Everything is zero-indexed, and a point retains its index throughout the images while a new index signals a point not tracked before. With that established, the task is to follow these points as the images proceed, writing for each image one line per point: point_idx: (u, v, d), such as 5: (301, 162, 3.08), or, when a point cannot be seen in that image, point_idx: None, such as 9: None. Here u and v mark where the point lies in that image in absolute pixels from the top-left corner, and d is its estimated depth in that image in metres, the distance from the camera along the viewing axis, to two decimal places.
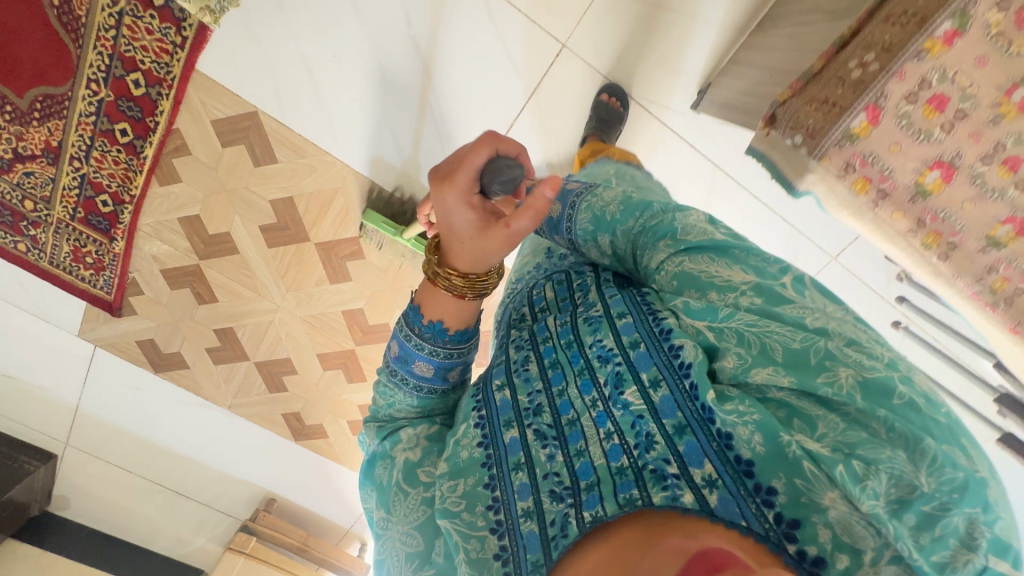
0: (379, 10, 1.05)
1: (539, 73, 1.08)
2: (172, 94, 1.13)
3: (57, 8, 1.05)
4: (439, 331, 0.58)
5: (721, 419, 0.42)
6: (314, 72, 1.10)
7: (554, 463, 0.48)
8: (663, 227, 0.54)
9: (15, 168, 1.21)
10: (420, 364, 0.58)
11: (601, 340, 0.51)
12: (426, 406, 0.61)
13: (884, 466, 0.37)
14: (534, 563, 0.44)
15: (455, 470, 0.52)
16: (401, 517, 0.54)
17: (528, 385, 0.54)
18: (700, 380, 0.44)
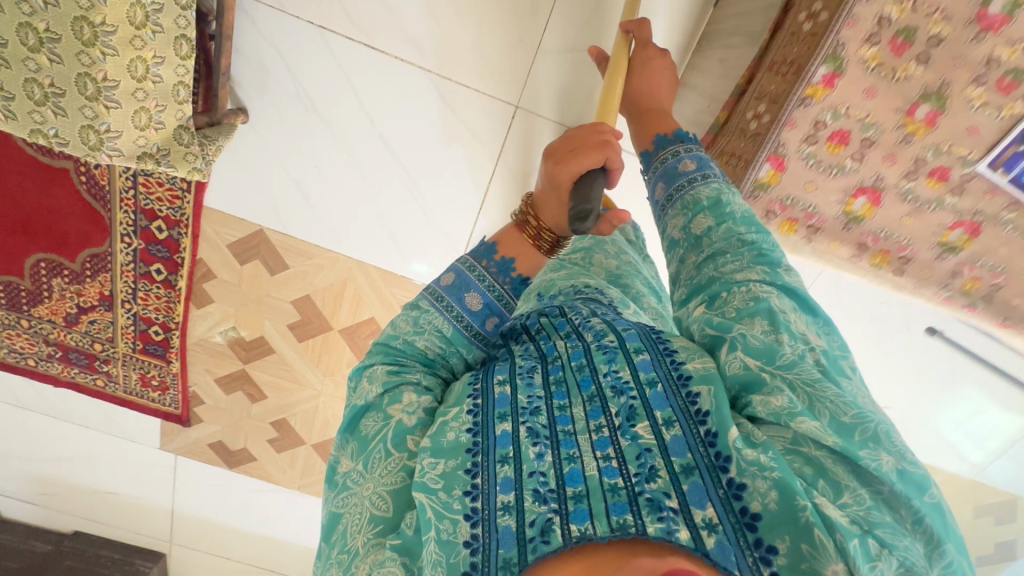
0: (344, 119, 1.13)
1: (501, 136, 1.14)
2: (188, 231, 1.25)
3: (86, 184, 1.22)
4: (506, 267, 0.69)
5: (738, 470, 0.47)
6: (302, 184, 1.20)
7: (542, 462, 0.50)
8: (773, 257, 0.64)
9: (83, 319, 1.40)
10: (474, 295, 0.66)
11: (616, 370, 0.56)
12: (455, 341, 0.66)
13: (899, 553, 0.45)
14: (504, 561, 0.45)
15: (436, 449, 0.53)
16: (378, 475, 0.55)
17: (529, 388, 0.56)
18: (722, 428, 0.49)
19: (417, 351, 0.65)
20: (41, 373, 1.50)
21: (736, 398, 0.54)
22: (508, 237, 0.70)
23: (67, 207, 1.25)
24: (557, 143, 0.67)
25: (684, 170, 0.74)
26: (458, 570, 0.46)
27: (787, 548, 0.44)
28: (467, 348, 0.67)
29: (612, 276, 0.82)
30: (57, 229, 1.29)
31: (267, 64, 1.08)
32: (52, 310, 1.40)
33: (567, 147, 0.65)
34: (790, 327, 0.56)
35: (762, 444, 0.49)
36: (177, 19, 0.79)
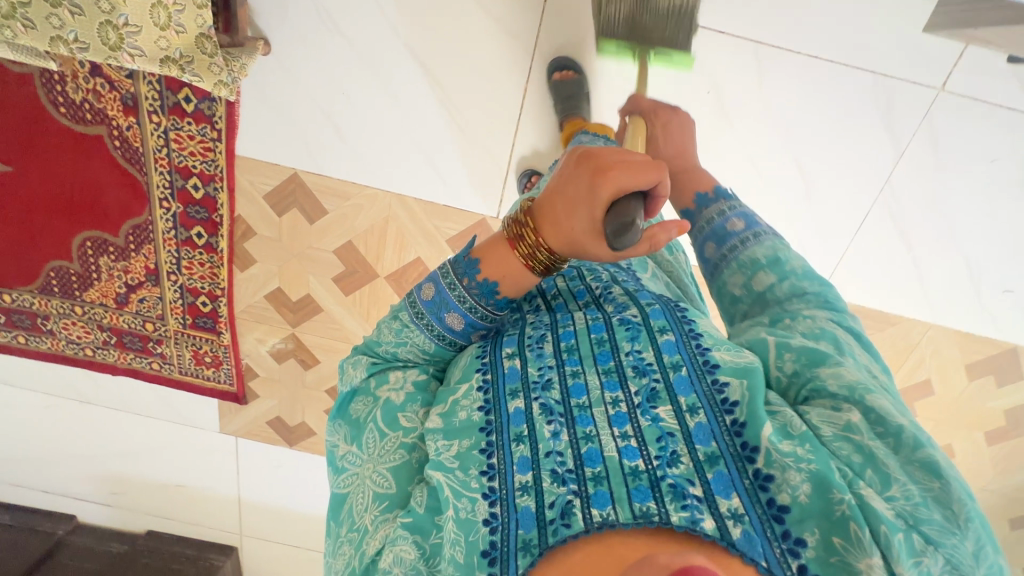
0: (365, 31, 1.07)
1: (534, 27, 1.07)
2: (224, 185, 1.21)
3: (120, 149, 1.21)
4: (489, 291, 0.59)
5: (768, 459, 0.46)
6: (331, 113, 1.14)
7: (557, 441, 0.49)
8: (838, 302, 0.62)
9: (132, 298, 1.39)
10: (453, 316, 0.60)
11: (639, 350, 0.54)
12: (437, 354, 0.63)
13: (946, 550, 0.43)
14: (524, 542, 0.45)
15: (449, 431, 0.53)
16: (377, 455, 0.56)
17: (539, 359, 0.56)
18: (751, 418, 0.48)
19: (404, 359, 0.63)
20: (99, 362, 1.50)
21: (788, 389, 0.53)
22: (496, 249, 0.58)
23: (105, 178, 1.24)
24: (595, 149, 0.53)
25: (733, 230, 0.70)
26: (476, 548, 0.46)
27: (818, 541, 0.42)
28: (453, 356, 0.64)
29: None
30: (98, 203, 1.27)
31: None
32: (102, 293, 1.39)
33: (610, 156, 0.51)
34: (854, 354, 0.55)
35: (804, 435, 0.47)
36: None
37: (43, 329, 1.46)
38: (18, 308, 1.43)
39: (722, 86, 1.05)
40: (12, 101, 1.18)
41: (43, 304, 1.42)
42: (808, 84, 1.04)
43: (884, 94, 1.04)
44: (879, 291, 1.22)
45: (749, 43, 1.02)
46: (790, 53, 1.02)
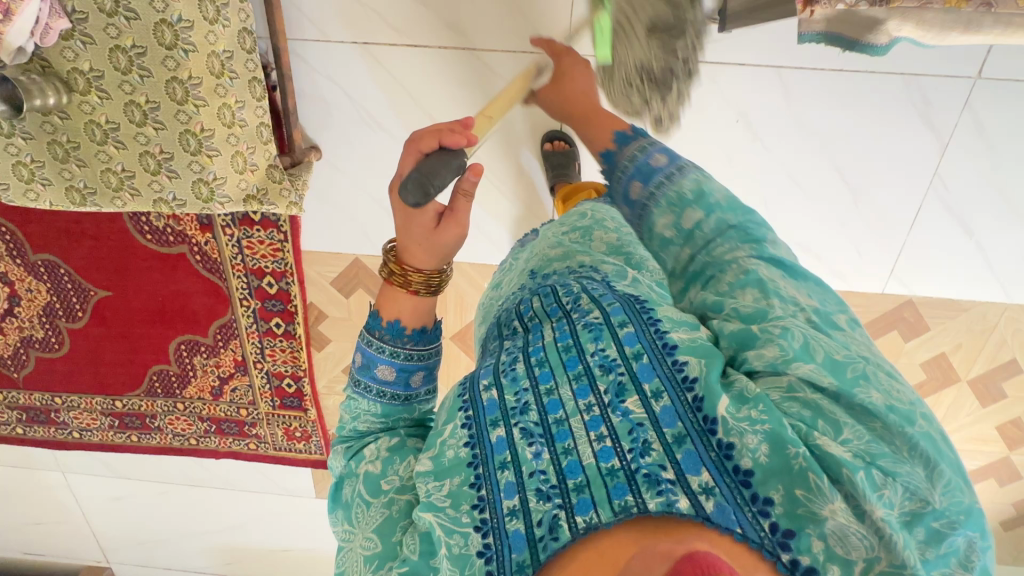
0: (402, 122, 1.15)
1: None
2: (294, 278, 1.31)
3: (201, 262, 1.33)
4: (398, 331, 0.61)
5: (725, 428, 0.46)
6: (382, 200, 1.23)
7: (540, 461, 0.49)
8: (762, 235, 0.60)
9: (225, 389, 1.51)
10: (382, 368, 0.60)
11: (603, 349, 0.53)
12: (389, 414, 0.61)
13: (902, 479, 0.44)
14: (519, 563, 0.46)
15: (438, 471, 0.53)
16: (364, 525, 0.56)
17: (514, 384, 0.54)
18: (709, 392, 0.48)
19: (363, 430, 0.62)
20: (203, 449, 1.62)
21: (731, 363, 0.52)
22: (389, 299, 0.62)
23: (191, 288, 1.37)
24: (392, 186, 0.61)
25: (657, 166, 0.67)
26: None
27: (783, 496, 0.44)
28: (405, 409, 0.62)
29: (611, 245, 0.76)
30: (188, 310, 1.41)
31: (326, 96, 1.13)
32: (199, 388, 1.52)
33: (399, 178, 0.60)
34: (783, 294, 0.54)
35: (757, 398, 0.47)
36: (248, 64, 0.83)
37: (151, 426, 1.60)
38: (129, 411, 1.57)
39: (750, 113, 1.08)
40: (105, 235, 1.33)
41: (149, 405, 1.56)
42: (836, 95, 1.05)
43: (918, 91, 1.03)
44: (942, 279, 1.21)
45: (771, 69, 1.04)
46: (815, 70, 1.03)
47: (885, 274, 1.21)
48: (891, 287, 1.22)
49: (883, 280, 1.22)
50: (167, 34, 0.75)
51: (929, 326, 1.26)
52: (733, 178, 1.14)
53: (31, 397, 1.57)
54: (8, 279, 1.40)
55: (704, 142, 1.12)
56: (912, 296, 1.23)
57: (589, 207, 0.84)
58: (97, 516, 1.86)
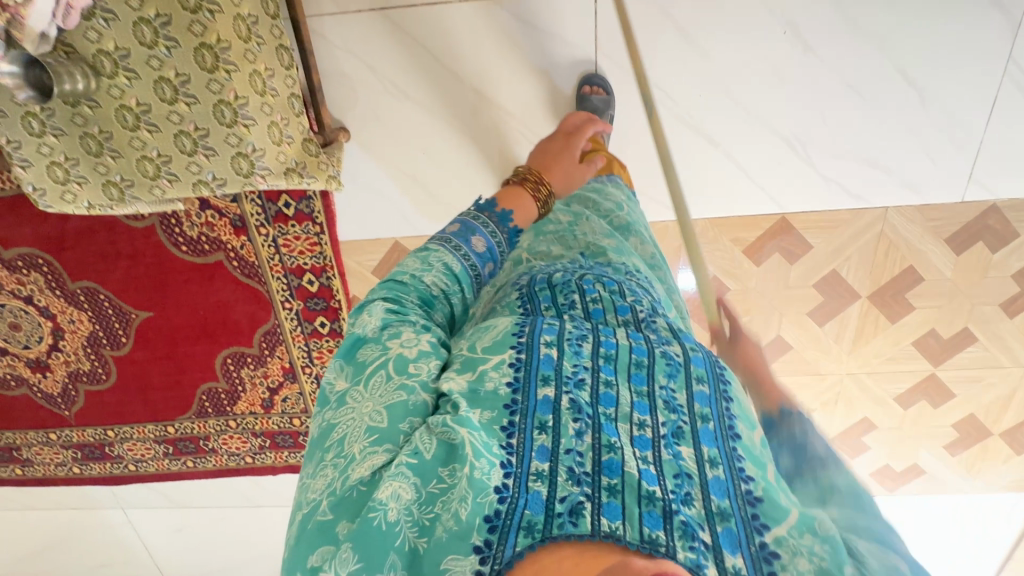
0: (429, 89, 1.11)
1: (590, 29, 1.05)
2: (335, 272, 1.27)
3: (239, 267, 1.30)
4: (503, 219, 0.67)
5: (777, 537, 0.42)
6: (417, 176, 1.19)
7: (581, 441, 0.45)
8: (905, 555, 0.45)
9: (276, 400, 1.46)
10: (478, 240, 0.64)
11: (671, 388, 0.50)
12: (461, 277, 0.61)
13: None
14: (528, 523, 0.40)
15: (473, 398, 0.48)
16: (377, 395, 0.48)
17: (575, 356, 0.51)
18: (769, 496, 0.44)
19: (423, 287, 0.58)
20: (260, 466, 1.55)
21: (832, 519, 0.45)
22: (513, 193, 0.71)
23: (232, 296, 1.34)
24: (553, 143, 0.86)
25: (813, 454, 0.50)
26: (481, 510, 0.41)
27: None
28: (470, 289, 0.62)
29: (648, 260, 0.77)
30: (231, 321, 1.37)
31: (349, 71, 1.09)
32: (250, 402, 1.47)
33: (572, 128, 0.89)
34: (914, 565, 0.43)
35: (827, 536, 0.41)
36: (273, 29, 0.79)
37: (206, 450, 1.55)
38: (182, 435, 1.53)
39: (798, 22, 1.02)
40: (141, 253, 1.31)
41: (202, 426, 1.51)
42: None
43: None
44: None
45: None
46: None
47: (962, 181, 1.12)
48: (971, 194, 1.14)
49: (961, 187, 1.13)
50: None
51: (1018, 233, 1.15)
52: (786, 96, 1.08)
53: (85, 433, 1.55)
54: (49, 312, 1.38)
55: (750, 61, 1.06)
56: (996, 201, 1.14)
57: (627, 196, 0.86)
58: (162, 548, 1.83)
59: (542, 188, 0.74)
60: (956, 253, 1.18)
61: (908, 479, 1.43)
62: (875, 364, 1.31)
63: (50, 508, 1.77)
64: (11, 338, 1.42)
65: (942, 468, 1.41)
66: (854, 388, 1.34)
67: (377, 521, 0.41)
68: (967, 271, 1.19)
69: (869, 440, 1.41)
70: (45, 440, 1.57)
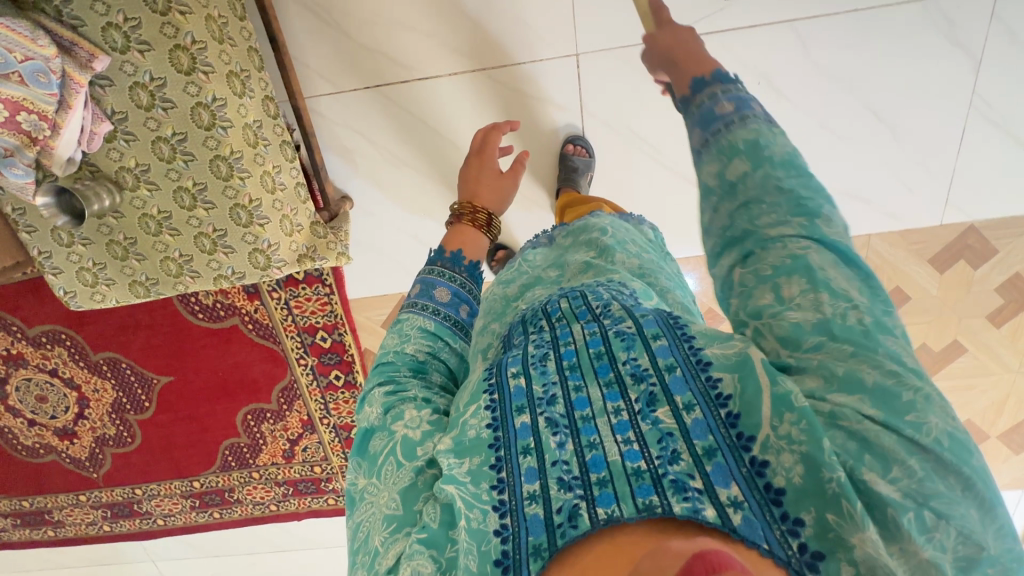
0: (424, 152, 1.16)
1: (575, 91, 1.10)
2: (347, 328, 1.33)
3: (255, 330, 1.35)
4: (457, 259, 0.73)
5: (762, 445, 0.42)
6: (420, 235, 1.25)
7: (563, 450, 0.45)
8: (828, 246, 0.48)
9: (297, 450, 1.51)
10: (440, 289, 0.68)
11: (635, 358, 0.49)
12: (439, 331, 0.64)
13: (956, 522, 0.39)
14: (534, 547, 0.42)
15: (459, 451, 0.48)
16: (390, 483, 0.51)
17: (542, 376, 0.50)
18: (746, 409, 0.44)
19: (409, 358, 0.61)
20: (285, 513, 1.59)
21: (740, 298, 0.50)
22: (456, 230, 0.77)
23: (249, 357, 1.39)
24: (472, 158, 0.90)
25: (723, 112, 0.57)
26: (489, 556, 0.43)
27: (814, 520, 0.40)
28: (452, 338, 0.65)
29: (636, 270, 0.71)
30: (249, 380, 1.42)
31: (348, 144, 1.16)
32: (271, 454, 1.51)
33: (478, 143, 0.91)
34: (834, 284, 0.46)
35: (804, 412, 0.41)
36: (275, 128, 0.85)
37: (231, 501, 1.59)
38: (207, 489, 1.58)
39: (772, 73, 1.07)
40: (159, 323, 1.36)
41: (226, 479, 1.56)
42: (854, 37, 1.04)
43: (941, 15, 1.01)
44: (1001, 198, 1.16)
45: (784, 24, 1.03)
46: (830, 16, 1.02)
47: (940, 205, 1.18)
48: (949, 218, 1.19)
49: (939, 211, 1.18)
50: (204, 116, 0.76)
51: (996, 250, 1.21)
52: None
53: (114, 493, 1.60)
54: (74, 383, 1.43)
55: None
56: (973, 221, 1.19)
57: (612, 223, 0.80)
58: None
59: (481, 215, 0.80)
60: (939, 272, 1.24)
61: None
62: None
63: (83, 565, 1.82)
64: (38, 410, 1.47)
65: None
66: None
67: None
68: (951, 288, 1.24)
69: None
70: (75, 502, 1.62)
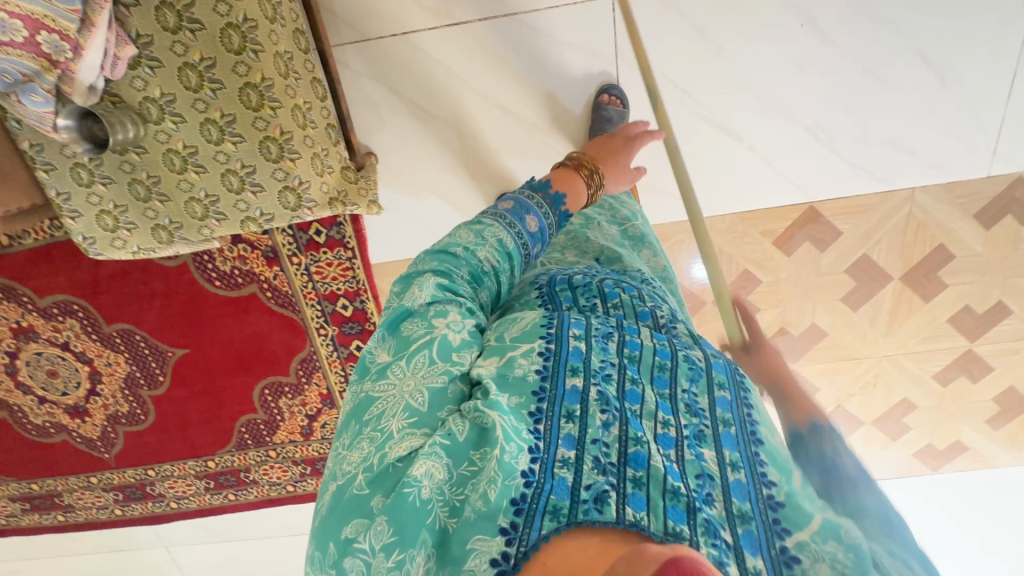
0: (451, 106, 1.12)
1: (610, 36, 1.05)
2: (369, 294, 1.29)
3: (273, 297, 1.31)
4: (558, 202, 0.68)
5: (800, 543, 0.42)
6: (447, 195, 1.20)
7: (606, 432, 0.45)
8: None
9: (315, 427, 1.45)
10: (531, 219, 0.63)
11: (694, 391, 0.50)
12: (508, 251, 0.60)
13: None
14: (553, 507, 0.40)
15: (502, 382, 0.49)
16: (419, 375, 0.48)
17: (604, 352, 0.51)
18: (791, 502, 0.43)
19: (475, 262, 0.57)
20: (302, 494, 1.53)
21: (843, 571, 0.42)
22: (565, 175, 0.73)
23: (267, 327, 1.34)
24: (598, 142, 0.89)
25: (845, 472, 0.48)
26: (507, 494, 0.41)
27: None
28: (518, 266, 0.61)
29: (659, 272, 0.78)
30: (266, 351, 1.37)
31: (374, 97, 1.12)
32: (289, 431, 1.46)
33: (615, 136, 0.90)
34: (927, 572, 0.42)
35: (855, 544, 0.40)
36: (306, 63, 0.86)
37: (247, 481, 1.53)
38: (222, 469, 1.52)
39: (814, 14, 1.04)
40: (174, 291, 1.32)
41: (242, 459, 1.50)
42: None
43: None
44: None
45: None
46: None
47: (987, 154, 1.13)
48: (997, 168, 1.14)
49: (986, 161, 1.13)
50: (235, 38, 0.76)
51: None
52: (807, 86, 1.09)
53: (125, 475, 1.55)
54: (85, 357, 1.39)
55: (768, 54, 1.07)
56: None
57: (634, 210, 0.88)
58: None
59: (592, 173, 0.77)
60: (987, 227, 1.17)
61: (953, 457, 1.40)
62: (912, 344, 1.29)
63: (94, 551, 1.77)
64: (48, 386, 1.42)
65: (986, 444, 1.38)
66: (891, 369, 1.32)
67: (412, 497, 0.41)
68: (1000, 244, 1.18)
69: (911, 421, 1.38)
70: (86, 484, 1.57)
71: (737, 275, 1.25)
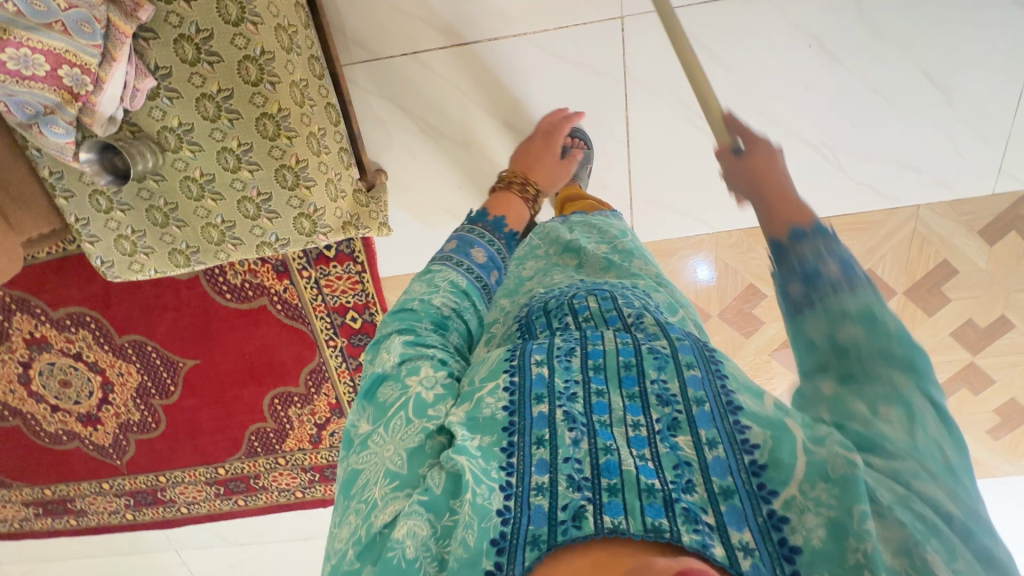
0: (458, 123, 1.13)
1: (619, 59, 1.06)
2: (378, 307, 1.30)
3: (283, 310, 1.32)
4: (499, 226, 0.76)
5: (784, 500, 0.42)
6: (455, 211, 1.21)
7: (577, 448, 0.44)
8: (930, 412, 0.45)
9: (324, 435, 1.47)
10: (478, 250, 0.70)
11: (664, 380, 0.48)
12: (465, 290, 0.64)
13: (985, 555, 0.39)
14: (532, 537, 0.40)
15: (471, 425, 0.47)
16: (398, 438, 0.49)
17: (566, 372, 0.49)
18: (773, 462, 0.43)
19: (434, 311, 0.60)
20: (310, 501, 1.54)
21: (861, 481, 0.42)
22: (501, 200, 0.83)
23: (276, 339, 1.36)
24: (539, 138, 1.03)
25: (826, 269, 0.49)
26: (486, 535, 0.41)
27: None
28: (479, 299, 0.65)
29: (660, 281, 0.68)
30: (277, 363, 1.39)
31: (382, 116, 1.13)
32: (298, 439, 1.48)
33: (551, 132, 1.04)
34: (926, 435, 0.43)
35: (843, 479, 0.40)
36: (320, 88, 0.87)
37: (256, 487, 1.55)
38: (232, 476, 1.54)
39: (823, 35, 1.04)
40: (186, 304, 1.34)
41: (252, 465, 1.52)
42: None
43: None
44: None
45: None
46: None
47: (992, 172, 1.13)
48: (1003, 186, 1.14)
49: (991, 178, 1.14)
50: (251, 70, 0.78)
51: None
52: (814, 104, 1.10)
53: (137, 480, 1.57)
54: (98, 367, 1.41)
55: (776, 73, 1.08)
56: None
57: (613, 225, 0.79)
58: None
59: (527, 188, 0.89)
60: (990, 244, 1.19)
61: None
62: None
63: (106, 553, 1.80)
64: (61, 396, 1.44)
65: (985, 453, 1.39)
66: None
67: (396, 560, 0.42)
68: (1003, 260, 1.19)
69: None
70: (98, 490, 1.59)
71: (742, 289, 1.25)
